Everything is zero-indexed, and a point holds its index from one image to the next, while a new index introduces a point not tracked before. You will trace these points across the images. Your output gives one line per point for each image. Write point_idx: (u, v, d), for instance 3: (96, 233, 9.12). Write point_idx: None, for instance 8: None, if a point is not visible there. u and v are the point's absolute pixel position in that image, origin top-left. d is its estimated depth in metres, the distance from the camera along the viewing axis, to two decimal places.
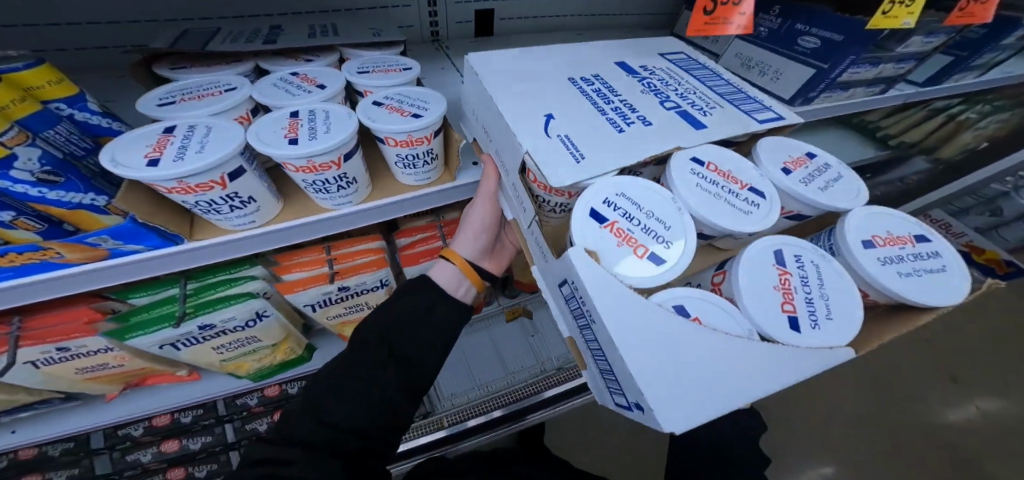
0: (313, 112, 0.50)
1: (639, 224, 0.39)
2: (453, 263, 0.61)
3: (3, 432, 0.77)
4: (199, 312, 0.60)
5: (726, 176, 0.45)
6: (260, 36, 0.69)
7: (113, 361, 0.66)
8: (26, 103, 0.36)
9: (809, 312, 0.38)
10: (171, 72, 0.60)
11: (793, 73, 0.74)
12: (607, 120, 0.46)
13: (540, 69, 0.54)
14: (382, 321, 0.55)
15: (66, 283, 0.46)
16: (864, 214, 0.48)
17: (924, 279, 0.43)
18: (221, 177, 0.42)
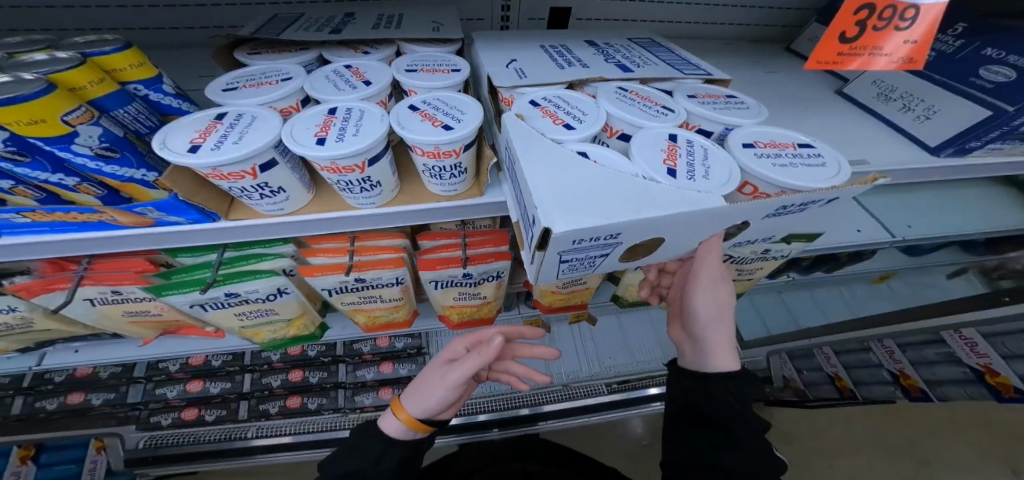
0: (350, 110, 0.51)
1: (563, 110, 0.58)
2: (398, 418, 0.67)
3: (68, 350, 0.90)
4: (228, 281, 0.64)
5: (644, 99, 0.65)
6: (330, 25, 0.71)
7: (154, 310, 0.72)
8: (104, 84, 0.41)
9: (688, 170, 0.51)
10: (246, 58, 0.62)
11: (954, 110, 0.74)
12: (556, 62, 0.72)
13: (529, 37, 0.83)
14: (345, 462, 0.65)
15: (119, 242, 0.52)
16: (754, 132, 0.63)
17: (796, 168, 0.54)
18: (252, 168, 0.45)
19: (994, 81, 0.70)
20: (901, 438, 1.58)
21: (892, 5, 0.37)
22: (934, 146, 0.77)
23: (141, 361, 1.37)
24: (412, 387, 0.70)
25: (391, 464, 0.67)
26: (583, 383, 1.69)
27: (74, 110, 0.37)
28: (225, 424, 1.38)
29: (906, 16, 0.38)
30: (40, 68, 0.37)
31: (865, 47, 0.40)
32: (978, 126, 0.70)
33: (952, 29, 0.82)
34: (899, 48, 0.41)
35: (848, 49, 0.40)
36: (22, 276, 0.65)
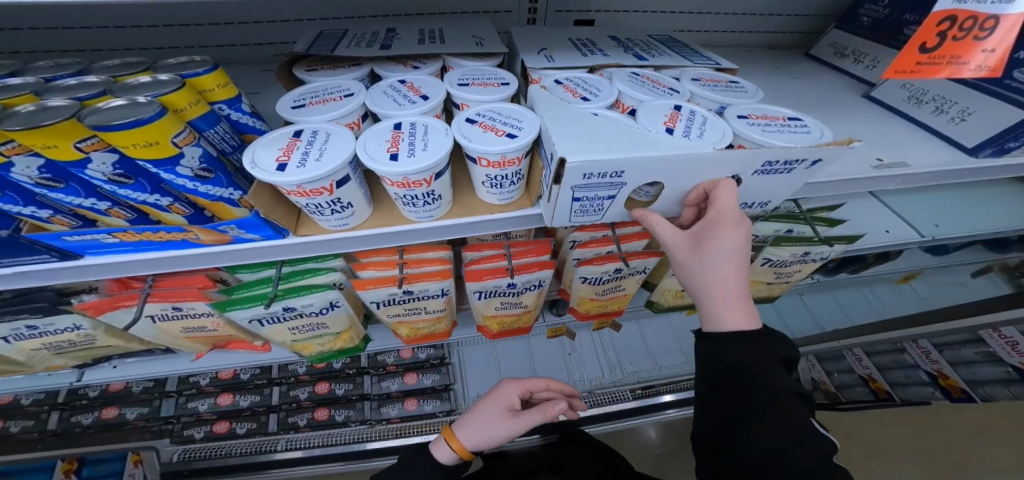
0: (414, 125, 0.53)
1: (580, 87, 0.63)
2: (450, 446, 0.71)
3: (108, 366, 0.90)
4: (287, 296, 0.67)
5: (655, 81, 0.67)
6: (378, 41, 0.74)
7: (210, 326, 0.75)
8: (199, 106, 0.43)
9: (684, 131, 0.54)
10: (305, 75, 0.63)
11: (992, 111, 0.77)
12: (578, 50, 0.74)
13: (551, 30, 0.83)
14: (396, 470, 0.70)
15: (196, 259, 0.54)
16: (747, 107, 0.64)
17: (780, 133, 0.57)
18: (330, 184, 0.47)
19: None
20: (930, 439, 1.57)
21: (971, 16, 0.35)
22: (972, 146, 0.79)
23: (172, 376, 1.39)
24: (466, 419, 0.74)
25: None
26: (606, 390, 1.69)
27: (181, 132, 0.39)
28: (255, 437, 1.39)
29: (987, 27, 0.35)
30: (149, 92, 0.39)
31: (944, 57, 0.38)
32: (1014, 128, 0.73)
33: None
34: (981, 58, 0.37)
35: (925, 59, 0.39)
36: (90, 294, 0.68)
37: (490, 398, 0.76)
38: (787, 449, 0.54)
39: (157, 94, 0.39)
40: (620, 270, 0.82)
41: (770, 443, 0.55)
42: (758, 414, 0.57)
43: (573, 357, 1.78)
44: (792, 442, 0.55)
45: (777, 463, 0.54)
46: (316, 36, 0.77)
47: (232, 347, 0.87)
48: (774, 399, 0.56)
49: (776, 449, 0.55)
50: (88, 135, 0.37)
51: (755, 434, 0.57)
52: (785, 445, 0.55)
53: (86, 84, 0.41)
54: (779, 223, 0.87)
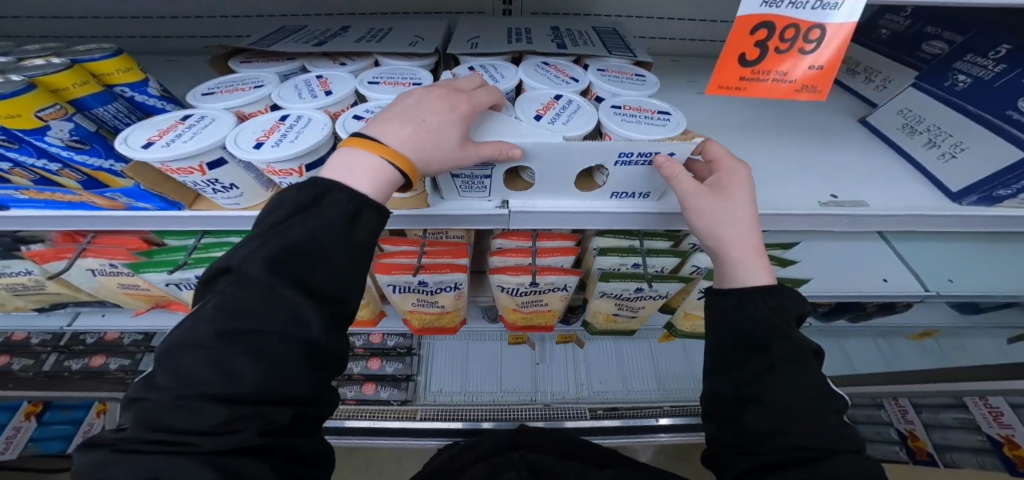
0: (300, 117, 0.55)
1: (488, 74, 0.66)
2: (372, 150, 0.44)
3: (95, 314, 1.03)
4: (198, 265, 0.70)
5: (559, 71, 0.70)
6: (320, 36, 0.77)
7: (142, 285, 0.80)
8: (88, 85, 0.48)
9: (551, 117, 0.56)
10: (237, 66, 0.69)
11: (987, 149, 0.63)
12: (506, 39, 0.78)
13: (495, 23, 0.86)
14: (278, 259, 0.42)
15: (101, 221, 0.59)
16: (626, 98, 0.64)
17: (638, 123, 0.57)
18: (199, 165, 0.50)
19: None
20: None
21: (793, 24, 0.34)
22: (958, 191, 0.67)
23: (159, 332, 1.51)
24: (389, 125, 0.47)
25: (359, 250, 0.45)
26: (568, 404, 1.65)
27: (48, 107, 0.43)
28: None
29: (812, 37, 0.35)
30: (31, 70, 0.44)
31: (769, 70, 0.38)
32: (1010, 170, 0.60)
33: (994, 50, 0.67)
34: (806, 73, 0.38)
35: (748, 74, 0.38)
36: (38, 244, 0.76)
37: (429, 106, 0.48)
38: (806, 405, 0.47)
39: (35, 73, 0.44)
40: (535, 284, 0.81)
41: (790, 398, 0.48)
42: (781, 366, 0.49)
43: (542, 366, 1.76)
44: (812, 397, 0.48)
45: (795, 417, 0.47)
46: (275, 29, 0.82)
47: (173, 308, 0.93)
48: (795, 350, 0.49)
49: (798, 402, 0.47)
50: None
51: (778, 389, 0.49)
52: (807, 399, 0.48)
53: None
54: None
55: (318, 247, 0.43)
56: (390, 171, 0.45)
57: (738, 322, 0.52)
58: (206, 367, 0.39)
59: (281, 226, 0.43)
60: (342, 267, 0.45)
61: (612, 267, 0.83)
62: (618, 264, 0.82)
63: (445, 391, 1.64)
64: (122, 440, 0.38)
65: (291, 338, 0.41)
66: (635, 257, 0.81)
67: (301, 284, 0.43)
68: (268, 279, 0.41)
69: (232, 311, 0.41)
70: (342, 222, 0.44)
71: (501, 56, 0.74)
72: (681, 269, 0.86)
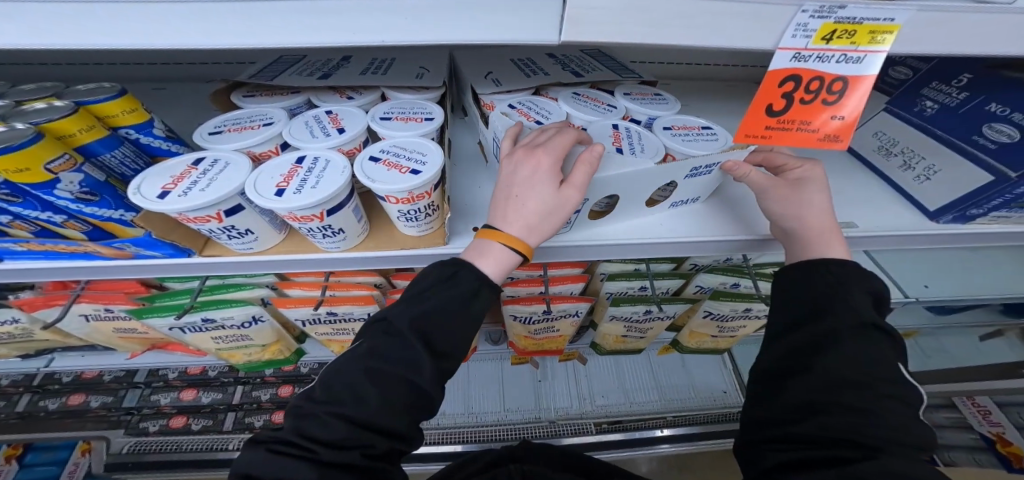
0: (316, 159, 0.54)
1: (533, 108, 0.68)
2: (499, 242, 0.52)
3: (73, 356, 0.97)
4: (205, 308, 0.69)
5: (594, 100, 0.71)
6: (323, 68, 0.74)
7: (140, 328, 0.78)
8: (95, 130, 0.44)
9: (630, 146, 0.60)
10: (240, 99, 0.65)
11: (951, 174, 0.67)
12: (523, 72, 0.77)
13: (492, 52, 0.84)
14: (414, 314, 0.53)
15: (105, 270, 0.56)
16: (669, 119, 0.68)
17: (700, 143, 0.62)
18: (217, 213, 0.48)
19: (997, 141, 0.61)
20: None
21: (819, 77, 0.37)
22: (933, 210, 0.70)
23: (143, 367, 1.44)
24: (503, 212, 0.52)
25: (470, 315, 0.55)
26: (570, 420, 1.64)
27: (57, 158, 0.40)
28: (209, 434, 1.41)
29: (834, 90, 0.38)
30: (36, 118, 0.41)
31: (793, 121, 0.40)
32: (979, 192, 0.63)
33: (957, 78, 0.70)
34: (830, 123, 0.40)
35: (773, 124, 0.40)
36: (28, 291, 0.72)
37: (519, 178, 0.52)
38: (861, 379, 0.45)
39: (39, 121, 0.41)
40: (548, 312, 0.82)
41: (848, 370, 0.46)
42: (837, 340, 0.48)
43: (544, 383, 1.75)
44: (874, 373, 0.46)
45: (848, 389, 0.45)
46: (273, 60, 0.78)
47: (169, 348, 0.90)
48: (857, 326, 0.48)
49: (856, 375, 0.45)
50: None
51: (836, 358, 0.47)
52: (867, 374, 0.45)
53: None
54: (724, 275, 0.83)
55: (437, 308, 0.53)
56: (517, 255, 0.52)
57: (797, 296, 0.53)
58: (347, 393, 0.51)
59: (422, 286, 0.55)
60: (457, 327, 0.54)
61: (622, 291, 0.84)
62: (627, 287, 0.84)
63: (448, 414, 1.63)
64: (272, 441, 0.50)
65: (405, 381, 0.51)
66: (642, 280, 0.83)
67: (424, 340, 0.53)
68: (402, 332, 0.53)
69: (381, 351, 0.52)
70: (462, 292, 0.54)
71: (525, 93, 0.73)
72: (684, 290, 0.87)
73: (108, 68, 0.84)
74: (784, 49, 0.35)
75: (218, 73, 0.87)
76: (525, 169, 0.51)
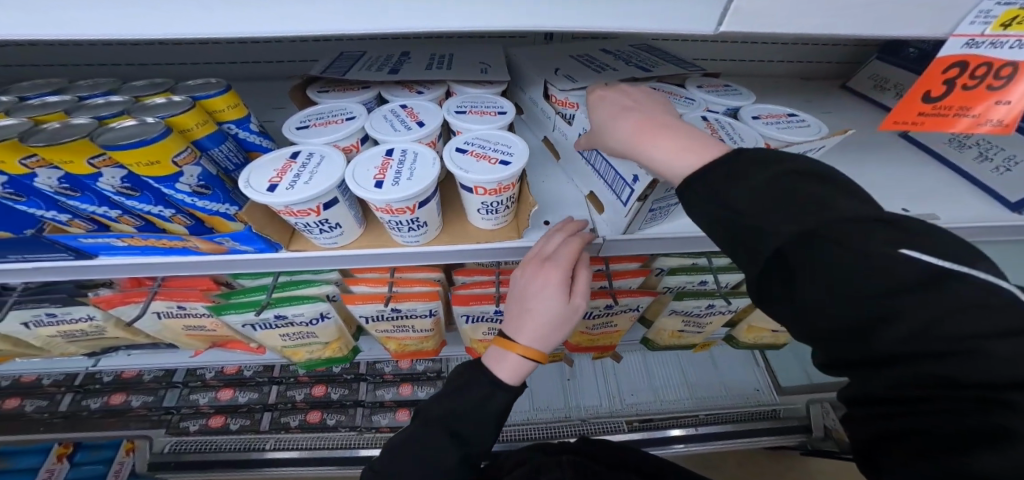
0: (405, 151, 0.55)
1: None
2: (514, 355, 0.54)
3: (121, 354, 0.97)
4: (279, 305, 0.70)
5: (672, 93, 0.74)
6: (389, 63, 0.74)
7: (209, 325, 0.79)
8: (207, 125, 0.45)
9: (729, 137, 0.62)
10: (316, 95, 0.66)
11: None
12: (592, 68, 0.77)
13: (548, 50, 0.83)
14: (445, 405, 0.55)
15: (195, 265, 0.57)
16: (754, 109, 0.72)
17: (793, 128, 0.66)
18: (317, 206, 0.49)
19: None
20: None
21: (988, 64, 0.40)
22: (1015, 201, 0.70)
23: (180, 367, 1.45)
24: (516, 323, 0.55)
25: (495, 409, 0.55)
26: (602, 419, 1.60)
27: (182, 151, 0.41)
28: (246, 434, 1.40)
29: (1000, 76, 0.41)
30: (161, 112, 0.42)
31: (950, 107, 0.45)
32: None
33: None
34: (995, 108, 0.44)
35: (927, 110, 0.46)
36: (105, 289, 0.74)
37: (527, 291, 0.53)
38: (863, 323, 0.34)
39: (165, 116, 0.42)
40: (611, 306, 0.82)
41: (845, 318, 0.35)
42: (789, 285, 0.38)
43: (572, 382, 1.73)
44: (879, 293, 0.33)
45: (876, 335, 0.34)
46: (335, 57, 0.77)
47: (228, 346, 0.91)
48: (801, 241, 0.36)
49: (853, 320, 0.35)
50: (100, 151, 0.40)
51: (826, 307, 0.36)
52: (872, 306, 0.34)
53: (110, 103, 0.45)
54: None
55: (467, 405, 0.55)
56: (529, 363, 0.56)
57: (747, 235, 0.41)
58: (396, 469, 0.53)
59: (457, 377, 0.58)
60: (479, 420, 0.55)
61: (681, 285, 0.84)
62: (687, 282, 0.84)
63: None
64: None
65: (439, 466, 0.53)
66: (703, 274, 0.83)
67: (452, 432, 0.54)
68: (436, 423, 0.54)
69: (417, 436, 0.55)
70: (482, 392, 0.55)
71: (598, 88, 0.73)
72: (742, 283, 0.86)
73: (158, 69, 0.84)
74: (958, 36, 0.38)
75: (268, 72, 0.87)
76: (535, 282, 0.52)
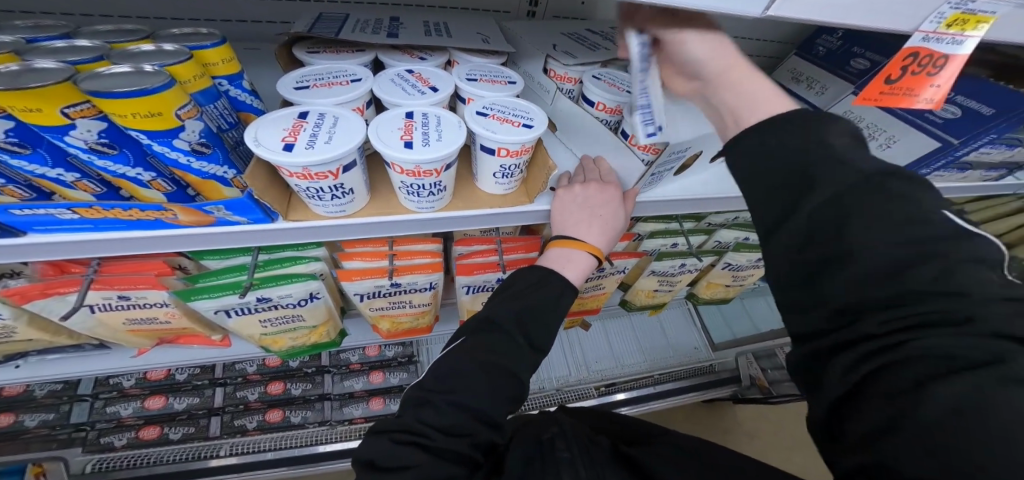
0: (425, 114, 0.52)
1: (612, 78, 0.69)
2: (586, 253, 0.62)
3: (7, 366, 0.77)
4: (263, 286, 0.61)
5: None
6: (382, 27, 0.67)
7: (162, 317, 0.66)
8: (202, 79, 0.38)
9: None
10: (308, 56, 0.58)
11: (912, 142, 0.72)
12: (586, 45, 0.76)
13: (541, 26, 0.81)
14: (509, 307, 0.58)
15: (166, 241, 0.48)
16: None
17: None
18: (336, 169, 0.44)
19: (943, 118, 0.69)
20: (789, 434, 1.91)
21: (927, 53, 0.42)
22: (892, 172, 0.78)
23: (88, 377, 1.22)
24: (582, 227, 0.61)
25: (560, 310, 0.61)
26: (571, 388, 1.66)
27: (186, 104, 0.35)
28: (192, 443, 1.25)
29: (938, 65, 0.42)
30: (154, 61, 0.36)
31: (902, 88, 0.46)
32: (925, 157, 0.72)
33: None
34: (929, 92, 0.44)
35: (886, 89, 0.47)
36: (16, 279, 0.58)
37: (593, 198, 0.59)
38: (867, 264, 0.33)
39: (161, 65, 0.35)
40: (603, 269, 0.85)
41: (882, 247, 0.33)
42: (806, 207, 0.36)
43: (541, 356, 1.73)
44: (904, 223, 0.33)
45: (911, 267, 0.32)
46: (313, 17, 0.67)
47: (182, 342, 0.78)
48: (862, 182, 0.34)
49: (892, 247, 0.32)
50: (81, 99, 0.33)
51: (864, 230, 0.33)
52: (914, 238, 0.32)
53: (78, 48, 0.37)
54: (739, 230, 0.92)
55: (533, 303, 0.59)
56: (593, 259, 0.64)
57: (785, 159, 0.39)
58: (463, 381, 0.51)
59: (519, 282, 0.61)
60: (550, 319, 0.59)
61: (658, 247, 0.90)
62: (662, 244, 0.90)
63: None
64: (394, 430, 0.48)
65: (508, 370, 0.53)
66: (676, 237, 0.89)
67: (524, 330, 0.57)
68: (508, 326, 0.56)
69: (485, 346, 0.54)
70: (554, 290, 0.61)
71: (596, 65, 0.71)
72: (706, 244, 0.94)
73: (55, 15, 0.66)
74: (919, 30, 0.41)
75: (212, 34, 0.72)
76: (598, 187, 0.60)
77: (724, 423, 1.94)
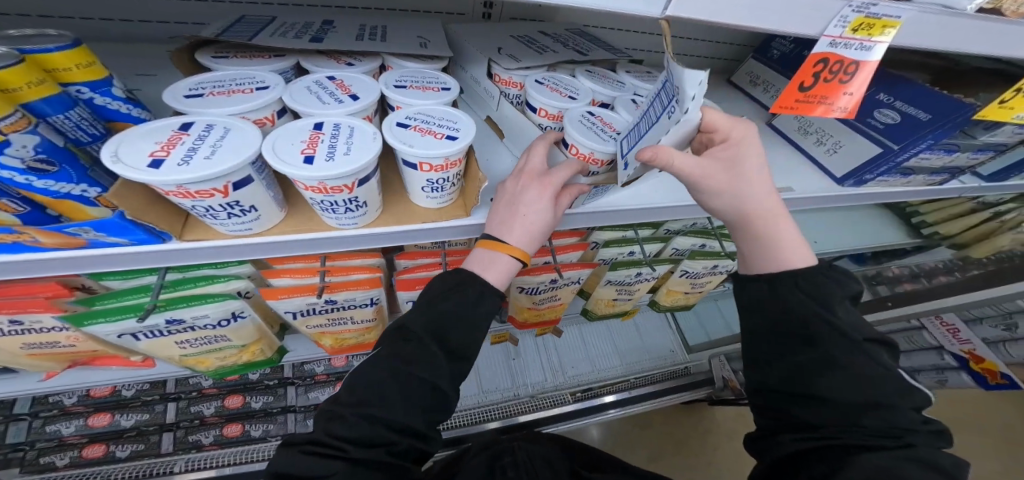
0: (338, 126, 0.47)
1: (557, 82, 0.65)
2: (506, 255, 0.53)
3: None
4: (170, 307, 0.56)
5: (602, 73, 0.71)
6: (307, 30, 0.62)
7: (65, 341, 0.60)
8: (43, 85, 0.33)
9: None
10: (211, 61, 0.52)
11: (854, 146, 0.73)
12: (531, 48, 0.72)
13: (488, 28, 0.77)
14: (420, 317, 0.52)
15: (31, 267, 0.42)
16: None
17: None
18: (225, 186, 0.39)
19: (884, 123, 0.69)
20: None
21: (841, 61, 0.43)
22: (840, 176, 0.77)
23: (23, 396, 1.14)
24: (502, 221, 0.53)
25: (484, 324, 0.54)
26: (547, 394, 1.61)
27: (9, 116, 0.30)
28: (142, 459, 1.17)
29: (849, 71, 0.44)
30: None
31: (816, 96, 0.48)
32: (870, 162, 0.71)
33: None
34: (844, 100, 0.47)
35: (801, 97, 0.48)
36: None
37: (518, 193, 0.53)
38: (843, 401, 0.48)
39: None
40: (556, 281, 0.81)
41: (847, 392, 0.47)
42: (803, 355, 0.51)
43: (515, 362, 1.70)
44: (871, 383, 0.47)
45: (863, 411, 0.46)
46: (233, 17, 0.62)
47: (100, 364, 0.72)
48: (850, 346, 0.49)
49: (857, 396, 0.47)
50: None
51: (833, 381, 0.48)
52: (874, 391, 0.47)
53: None
54: (695, 237, 0.90)
55: (453, 313, 0.52)
56: (513, 264, 0.54)
57: (783, 311, 0.52)
58: (377, 411, 0.47)
59: (433, 288, 0.55)
60: (476, 332, 0.54)
61: (615, 257, 0.87)
62: (618, 253, 0.87)
63: None
64: (305, 442, 0.47)
65: (415, 402, 0.49)
66: (632, 246, 0.87)
67: (441, 341, 0.52)
68: (421, 335, 0.51)
69: (404, 358, 0.50)
70: (470, 297, 0.53)
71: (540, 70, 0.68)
72: (663, 252, 0.92)
73: None
74: (826, 36, 0.40)
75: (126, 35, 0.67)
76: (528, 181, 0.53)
77: (699, 425, 1.93)
